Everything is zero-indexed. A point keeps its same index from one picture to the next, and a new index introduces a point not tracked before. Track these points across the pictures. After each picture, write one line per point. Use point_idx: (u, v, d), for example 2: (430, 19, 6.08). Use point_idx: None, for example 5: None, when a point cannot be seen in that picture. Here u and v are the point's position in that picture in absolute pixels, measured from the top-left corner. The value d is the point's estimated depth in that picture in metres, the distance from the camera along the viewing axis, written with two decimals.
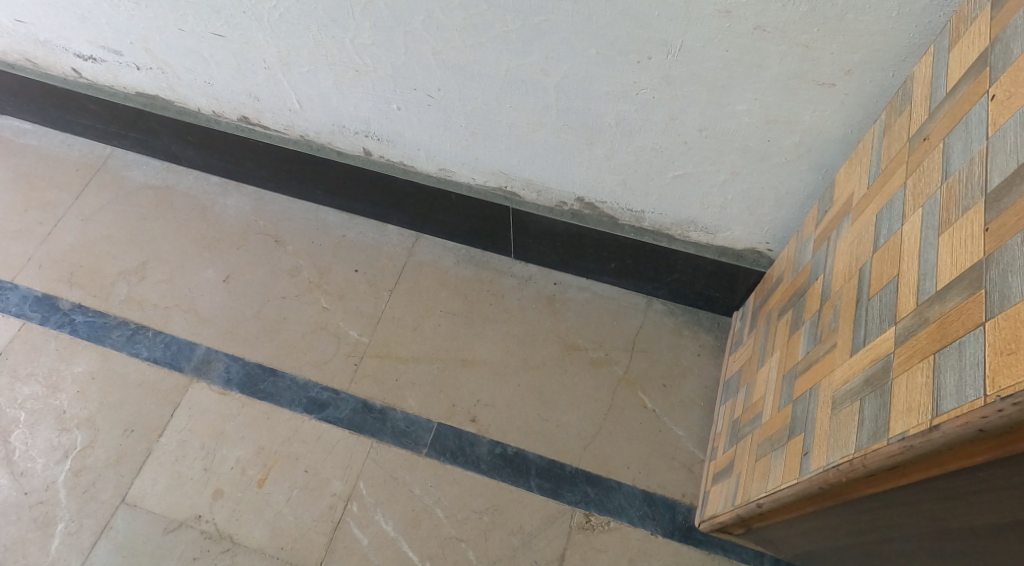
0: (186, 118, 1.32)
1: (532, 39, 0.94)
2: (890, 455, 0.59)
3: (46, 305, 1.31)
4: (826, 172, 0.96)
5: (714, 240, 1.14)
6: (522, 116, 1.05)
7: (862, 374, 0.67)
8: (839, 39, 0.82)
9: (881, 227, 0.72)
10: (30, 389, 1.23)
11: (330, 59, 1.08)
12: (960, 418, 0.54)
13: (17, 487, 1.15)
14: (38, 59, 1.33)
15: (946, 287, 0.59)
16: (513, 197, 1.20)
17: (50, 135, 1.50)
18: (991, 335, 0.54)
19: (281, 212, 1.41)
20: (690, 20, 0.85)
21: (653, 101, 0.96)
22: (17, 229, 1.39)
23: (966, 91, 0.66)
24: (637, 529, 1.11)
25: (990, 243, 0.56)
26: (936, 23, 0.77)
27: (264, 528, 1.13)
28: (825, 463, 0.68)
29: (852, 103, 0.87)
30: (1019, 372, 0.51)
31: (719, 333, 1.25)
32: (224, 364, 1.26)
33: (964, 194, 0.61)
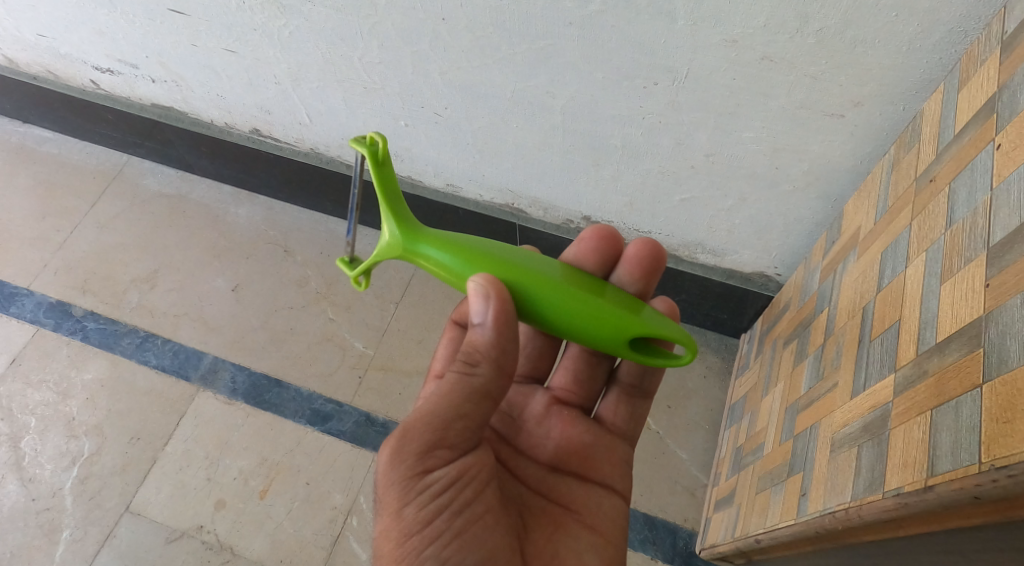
0: (199, 130, 1.32)
1: (538, 61, 0.93)
2: (885, 509, 0.62)
3: (58, 312, 1.32)
4: (835, 201, 0.94)
5: (721, 263, 1.12)
6: (529, 137, 1.04)
7: (861, 420, 0.69)
8: (848, 71, 0.80)
9: (886, 267, 0.75)
10: (42, 396, 1.24)
11: (339, 76, 1.08)
12: (955, 482, 0.56)
13: (26, 493, 1.17)
14: (57, 70, 1.34)
15: (945, 341, 0.62)
16: (519, 214, 1.20)
17: (69, 143, 1.51)
18: (987, 400, 0.56)
19: (292, 223, 1.41)
20: (697, 49, 0.84)
21: (659, 126, 0.94)
22: (34, 235, 1.40)
23: (974, 136, 0.68)
24: (637, 553, 1.09)
25: (990, 300, 0.59)
26: (947, 58, 0.76)
27: (264, 540, 1.13)
28: (821, 508, 0.70)
29: (862, 134, 0.86)
30: (1013, 443, 0.53)
31: (726, 355, 1.23)
32: (230, 374, 1.26)
33: (967, 245, 0.63)
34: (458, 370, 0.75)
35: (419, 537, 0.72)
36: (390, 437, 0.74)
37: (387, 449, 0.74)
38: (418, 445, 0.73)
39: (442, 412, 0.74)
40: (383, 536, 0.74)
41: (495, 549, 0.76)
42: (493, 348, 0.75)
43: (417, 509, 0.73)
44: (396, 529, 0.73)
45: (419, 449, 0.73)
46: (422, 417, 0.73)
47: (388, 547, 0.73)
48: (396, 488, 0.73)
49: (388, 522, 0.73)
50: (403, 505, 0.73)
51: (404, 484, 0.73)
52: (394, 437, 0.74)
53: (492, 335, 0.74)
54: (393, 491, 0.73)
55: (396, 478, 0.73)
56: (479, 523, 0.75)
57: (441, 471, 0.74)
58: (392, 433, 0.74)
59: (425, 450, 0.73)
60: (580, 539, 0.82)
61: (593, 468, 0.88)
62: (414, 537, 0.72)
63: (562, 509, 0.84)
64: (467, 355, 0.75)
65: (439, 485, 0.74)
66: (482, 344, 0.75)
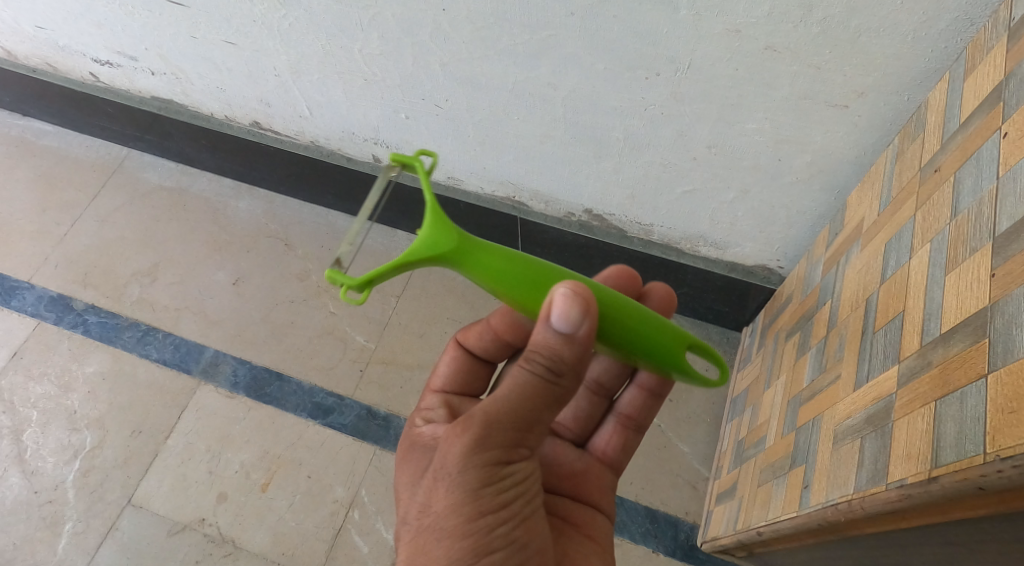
0: (199, 123, 1.32)
1: (539, 52, 0.92)
2: (888, 500, 0.61)
3: (60, 305, 1.32)
4: (839, 193, 0.94)
5: (724, 256, 1.12)
6: (530, 129, 1.03)
7: (864, 412, 0.69)
8: (852, 60, 0.80)
9: (889, 258, 0.75)
10: (43, 389, 1.24)
11: (339, 67, 1.07)
12: (959, 473, 0.56)
13: (29, 485, 1.17)
14: (57, 63, 1.33)
15: (950, 331, 0.61)
16: (520, 207, 1.19)
17: (69, 137, 1.51)
18: (993, 390, 0.55)
19: (292, 216, 1.40)
20: (699, 39, 0.84)
21: (661, 118, 0.94)
22: (35, 229, 1.40)
23: (980, 124, 0.68)
24: (639, 546, 1.09)
25: (995, 290, 0.58)
26: (953, 47, 0.75)
27: (266, 533, 1.13)
28: (824, 500, 0.69)
29: (865, 125, 0.85)
30: (1019, 433, 0.52)
31: (728, 349, 1.22)
32: (232, 367, 1.26)
33: (973, 235, 0.63)
34: (546, 374, 0.70)
35: (491, 527, 0.71)
36: (476, 425, 0.70)
37: (468, 435, 0.71)
38: (504, 437, 0.71)
39: (529, 410, 0.71)
40: (447, 518, 0.71)
41: (543, 542, 0.76)
42: (580, 363, 0.70)
43: (492, 499, 0.71)
44: (468, 516, 0.71)
45: (506, 442, 0.71)
46: (510, 412, 0.70)
47: (455, 531, 0.71)
48: (478, 476, 0.71)
49: (456, 507, 0.71)
50: (478, 491, 0.71)
51: (485, 471, 0.71)
52: (480, 425, 0.70)
53: (583, 350, 0.69)
54: (470, 478, 0.71)
55: (476, 467, 0.71)
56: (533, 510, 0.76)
57: (518, 465, 0.73)
58: (477, 421, 0.70)
59: (507, 443, 0.71)
60: (582, 545, 0.83)
61: (584, 491, 0.88)
62: (486, 528, 0.71)
63: (558, 518, 0.84)
64: (556, 362, 0.69)
65: (514, 478, 0.73)
66: (572, 356, 0.69)
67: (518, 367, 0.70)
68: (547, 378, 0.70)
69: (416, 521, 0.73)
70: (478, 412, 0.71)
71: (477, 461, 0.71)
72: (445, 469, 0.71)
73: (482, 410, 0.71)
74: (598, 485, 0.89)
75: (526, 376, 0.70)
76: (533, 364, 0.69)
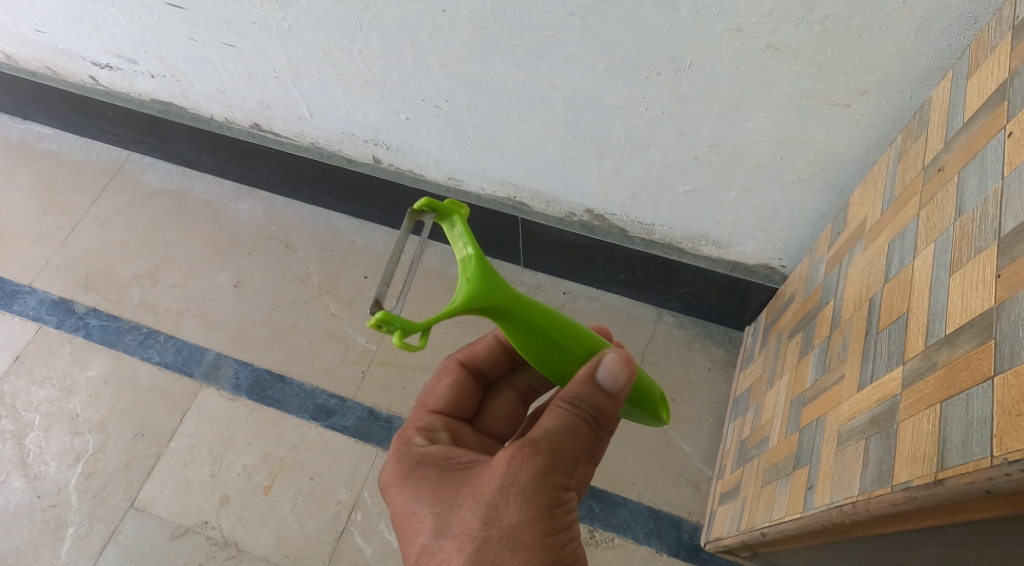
0: (199, 125, 1.32)
1: (540, 53, 0.92)
2: (894, 502, 0.61)
3: (61, 309, 1.31)
4: (841, 191, 0.93)
5: (726, 255, 1.11)
6: (531, 129, 1.03)
7: (868, 412, 0.69)
8: (854, 59, 0.79)
9: (893, 257, 0.74)
10: (45, 392, 1.24)
11: (339, 69, 1.07)
12: (966, 476, 0.55)
13: (31, 489, 1.16)
14: (56, 66, 1.33)
15: (955, 332, 0.61)
16: (521, 207, 1.19)
17: (69, 140, 1.50)
18: (999, 392, 0.55)
19: (293, 218, 1.40)
20: (700, 38, 0.83)
21: (663, 117, 0.94)
22: (35, 232, 1.40)
23: (984, 123, 0.67)
24: (642, 546, 1.09)
25: (1001, 291, 0.58)
26: (956, 45, 0.75)
27: (269, 536, 1.13)
28: (828, 501, 0.69)
29: (867, 123, 0.85)
30: None
31: (730, 348, 1.22)
32: (234, 370, 1.26)
33: (977, 235, 0.63)
34: (597, 404, 0.72)
35: (560, 551, 0.69)
36: (544, 448, 0.70)
37: (536, 458, 0.69)
38: (566, 464, 0.71)
39: (582, 444, 0.72)
40: (513, 540, 0.68)
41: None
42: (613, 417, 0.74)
43: (562, 519, 0.70)
44: (537, 538, 0.68)
45: (569, 463, 0.71)
46: (572, 435, 0.71)
47: (526, 552, 0.68)
48: (548, 498, 0.69)
49: (525, 527, 0.68)
50: (548, 509, 0.69)
51: (554, 490, 0.70)
52: (547, 445, 0.70)
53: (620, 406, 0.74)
54: (539, 500, 0.69)
55: (546, 486, 0.69)
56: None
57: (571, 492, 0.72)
58: (545, 445, 0.70)
59: (570, 469, 0.71)
60: None
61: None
62: (555, 551, 0.68)
63: None
64: (608, 393, 0.73)
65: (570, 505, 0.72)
66: (613, 408, 0.73)
67: (565, 406, 0.72)
68: (596, 406, 0.72)
69: (472, 544, 0.68)
70: (544, 435, 0.70)
71: (545, 482, 0.69)
72: (511, 490, 0.69)
73: (548, 434, 0.70)
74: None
75: (576, 414, 0.72)
76: (586, 403, 0.72)
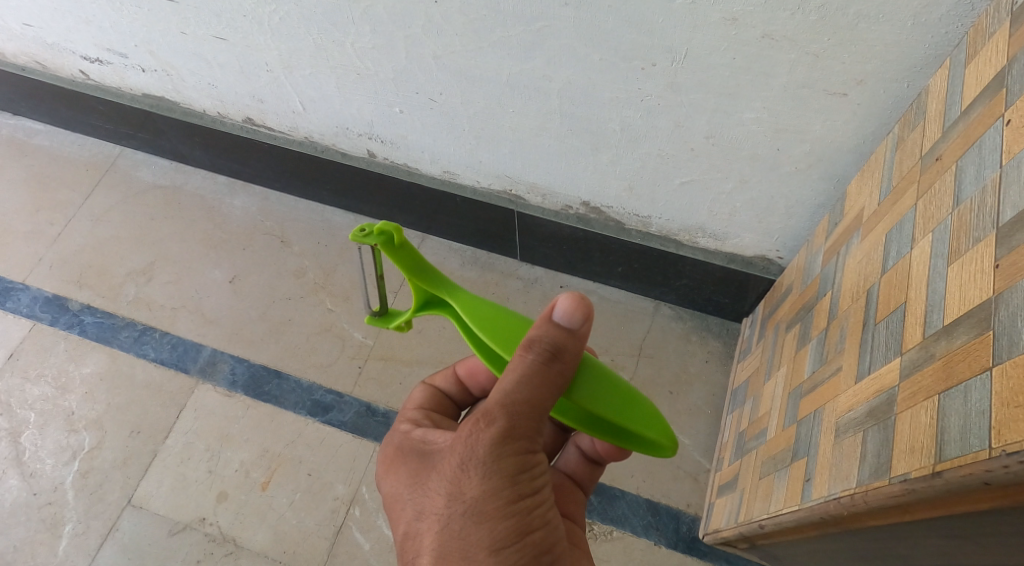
0: (192, 120, 1.31)
1: (533, 44, 0.91)
2: (892, 495, 0.61)
3: (55, 306, 1.31)
4: (838, 182, 0.93)
5: (723, 247, 1.11)
6: (526, 121, 1.02)
7: (866, 405, 0.68)
8: (850, 48, 0.79)
9: (891, 248, 0.74)
10: (40, 390, 1.24)
11: (331, 62, 1.06)
12: (964, 468, 0.55)
13: (28, 488, 1.16)
14: (46, 61, 1.32)
15: (953, 323, 0.61)
16: (517, 200, 1.18)
17: (60, 135, 1.49)
18: (998, 383, 0.55)
19: (288, 213, 1.39)
20: (695, 28, 0.82)
21: (658, 108, 0.93)
22: (28, 229, 1.39)
23: (982, 112, 0.67)
24: (640, 539, 1.09)
25: (999, 281, 0.58)
26: (953, 32, 0.74)
27: (267, 532, 1.13)
28: (826, 494, 0.69)
29: (865, 112, 0.84)
30: None
31: (728, 340, 1.22)
32: (230, 366, 1.25)
33: (976, 225, 0.62)
34: (554, 362, 0.70)
35: (527, 515, 0.70)
36: (499, 416, 0.69)
37: (492, 427, 0.69)
38: (527, 425, 0.70)
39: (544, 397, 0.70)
40: (477, 512, 0.69)
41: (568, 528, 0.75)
42: (577, 359, 0.71)
43: (527, 485, 0.70)
44: (504, 507, 0.69)
45: (529, 429, 0.70)
46: (531, 400, 0.69)
47: (492, 522, 0.69)
48: (510, 465, 0.69)
49: (490, 498, 0.69)
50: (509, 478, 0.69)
51: (515, 458, 0.69)
52: (502, 415, 0.69)
53: (582, 345, 0.71)
54: (502, 469, 0.69)
55: (506, 456, 0.69)
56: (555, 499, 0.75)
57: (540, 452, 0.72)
58: (499, 413, 0.69)
59: (532, 430, 0.70)
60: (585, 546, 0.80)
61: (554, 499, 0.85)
62: (522, 515, 0.70)
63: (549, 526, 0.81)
64: (561, 349, 0.70)
65: (539, 465, 0.72)
66: (574, 345, 0.70)
67: (520, 357, 0.70)
68: (553, 364, 0.69)
69: (440, 522, 0.70)
70: (498, 403, 0.69)
71: (505, 453, 0.69)
72: (471, 464, 0.69)
73: (502, 401, 0.69)
74: (570, 499, 0.87)
75: (531, 365, 0.69)
76: (537, 352, 0.69)
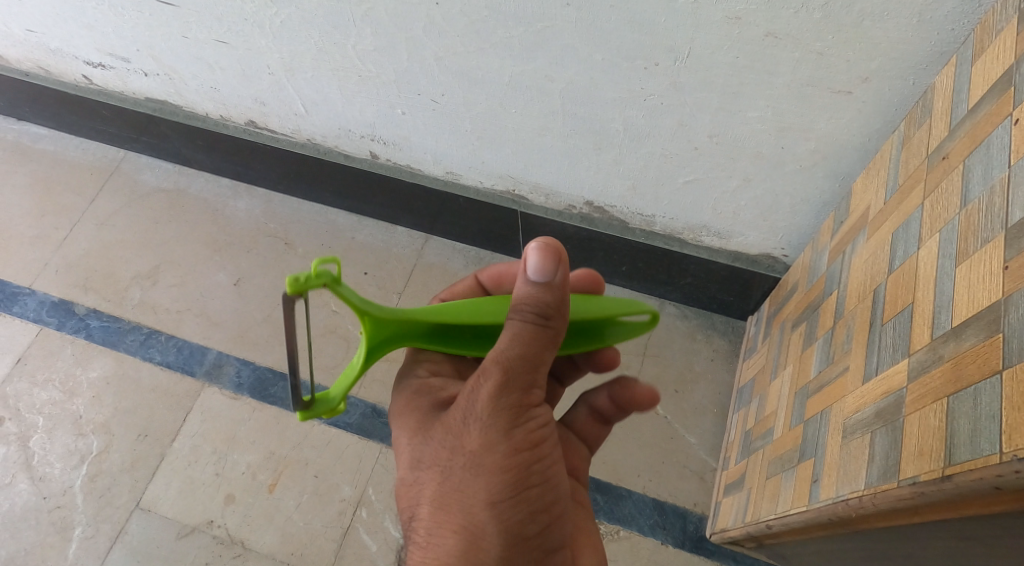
0: (195, 123, 1.31)
1: (536, 45, 0.91)
2: (901, 497, 0.61)
3: (62, 311, 1.31)
4: (843, 179, 0.92)
5: (727, 246, 1.11)
6: (529, 121, 1.02)
7: (874, 405, 0.68)
8: (856, 46, 0.78)
9: (897, 248, 0.73)
10: (48, 395, 1.24)
11: (333, 65, 1.06)
12: (974, 473, 0.55)
13: (37, 491, 1.16)
14: (49, 66, 1.32)
15: (962, 324, 0.60)
16: (521, 200, 1.18)
17: (64, 140, 1.49)
18: (1008, 387, 0.54)
19: (292, 215, 1.39)
20: (699, 27, 0.82)
21: (661, 108, 0.93)
22: (34, 234, 1.39)
23: (989, 110, 0.66)
24: (647, 538, 1.09)
25: (1009, 283, 0.57)
26: (960, 29, 0.74)
27: (274, 534, 1.13)
28: (834, 495, 0.69)
29: (870, 111, 0.84)
30: None
31: (734, 338, 1.21)
32: (235, 369, 1.25)
33: (984, 225, 0.62)
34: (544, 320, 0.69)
35: (525, 471, 0.70)
36: (495, 371, 0.69)
37: (491, 380, 0.69)
38: (526, 380, 0.70)
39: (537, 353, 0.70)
40: (478, 465, 0.69)
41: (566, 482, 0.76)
42: (561, 309, 0.70)
43: (526, 440, 0.70)
44: (504, 461, 0.69)
45: (527, 384, 0.70)
46: (529, 356, 0.69)
47: (490, 475, 0.69)
48: (509, 419, 0.69)
49: (489, 452, 0.69)
50: (508, 432, 0.69)
51: (514, 413, 0.69)
52: (502, 370, 0.69)
53: (563, 294, 0.69)
54: (500, 424, 0.69)
55: (505, 410, 0.69)
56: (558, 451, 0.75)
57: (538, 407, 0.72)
58: (494, 366, 0.68)
59: (528, 385, 0.70)
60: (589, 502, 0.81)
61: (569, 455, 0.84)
62: (521, 470, 0.70)
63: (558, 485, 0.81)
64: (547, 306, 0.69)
65: (537, 421, 0.71)
66: (557, 301, 0.69)
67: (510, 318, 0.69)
68: (544, 323, 0.69)
69: (440, 475, 0.70)
70: (493, 359, 0.69)
71: (503, 408, 0.69)
72: (472, 417, 0.69)
73: (497, 357, 0.69)
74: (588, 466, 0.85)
75: (523, 325, 0.68)
76: (524, 312, 0.69)
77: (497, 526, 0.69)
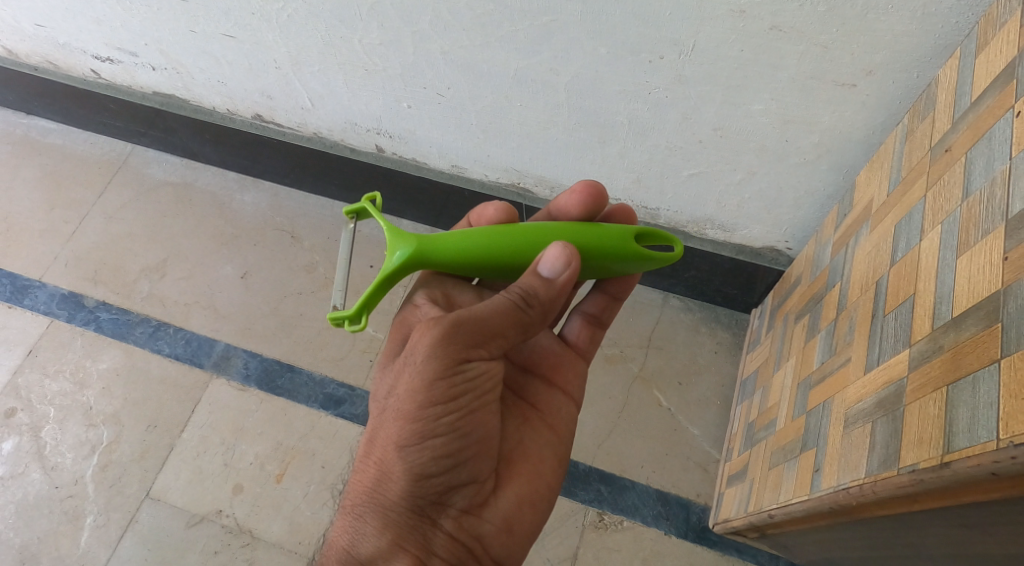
0: (202, 117, 1.32)
1: (541, 38, 0.91)
2: (900, 485, 0.61)
3: (72, 303, 1.32)
4: (846, 172, 0.93)
5: (731, 239, 1.11)
6: (533, 115, 1.03)
7: (875, 395, 0.69)
8: (859, 39, 0.79)
9: (900, 240, 0.74)
10: (59, 386, 1.25)
11: (339, 59, 1.07)
12: (973, 459, 0.56)
13: (49, 481, 1.18)
14: (58, 60, 1.33)
15: (962, 315, 0.61)
16: (526, 194, 1.19)
17: (72, 134, 1.50)
18: (1006, 375, 0.55)
19: (298, 209, 1.40)
20: (703, 20, 0.83)
21: (666, 101, 0.93)
22: (43, 227, 1.40)
23: (991, 103, 0.67)
24: (651, 528, 1.10)
25: (1009, 274, 0.58)
26: (964, 22, 0.74)
27: (282, 523, 1.14)
28: (835, 484, 0.69)
29: (873, 104, 0.84)
30: None
31: (737, 331, 1.22)
32: (243, 360, 1.27)
33: (984, 217, 0.63)
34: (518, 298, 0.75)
35: (435, 421, 0.74)
36: (434, 325, 0.73)
37: (435, 329, 0.73)
38: (459, 338, 0.73)
39: (494, 316, 0.75)
40: (397, 407, 0.75)
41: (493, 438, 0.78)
42: (549, 302, 0.76)
43: (444, 393, 0.74)
44: (418, 409, 0.74)
45: (460, 342, 0.73)
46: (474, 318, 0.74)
47: (403, 419, 0.74)
48: (432, 372, 0.73)
49: (413, 393, 0.74)
50: (426, 383, 0.73)
51: (438, 367, 0.73)
52: (440, 324, 0.73)
53: (557, 291, 0.76)
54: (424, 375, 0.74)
55: (429, 363, 0.73)
56: (490, 408, 0.78)
57: (473, 365, 0.75)
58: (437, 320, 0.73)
59: (461, 344, 0.74)
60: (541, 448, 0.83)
61: (561, 373, 0.90)
62: (432, 421, 0.74)
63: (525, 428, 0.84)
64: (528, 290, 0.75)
65: (468, 377, 0.75)
66: (548, 297, 0.76)
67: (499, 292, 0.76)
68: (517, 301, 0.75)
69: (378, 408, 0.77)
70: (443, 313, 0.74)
71: (430, 359, 0.73)
72: (405, 361, 0.75)
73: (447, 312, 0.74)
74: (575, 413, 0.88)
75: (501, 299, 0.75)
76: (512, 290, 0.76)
77: (401, 465, 0.74)
